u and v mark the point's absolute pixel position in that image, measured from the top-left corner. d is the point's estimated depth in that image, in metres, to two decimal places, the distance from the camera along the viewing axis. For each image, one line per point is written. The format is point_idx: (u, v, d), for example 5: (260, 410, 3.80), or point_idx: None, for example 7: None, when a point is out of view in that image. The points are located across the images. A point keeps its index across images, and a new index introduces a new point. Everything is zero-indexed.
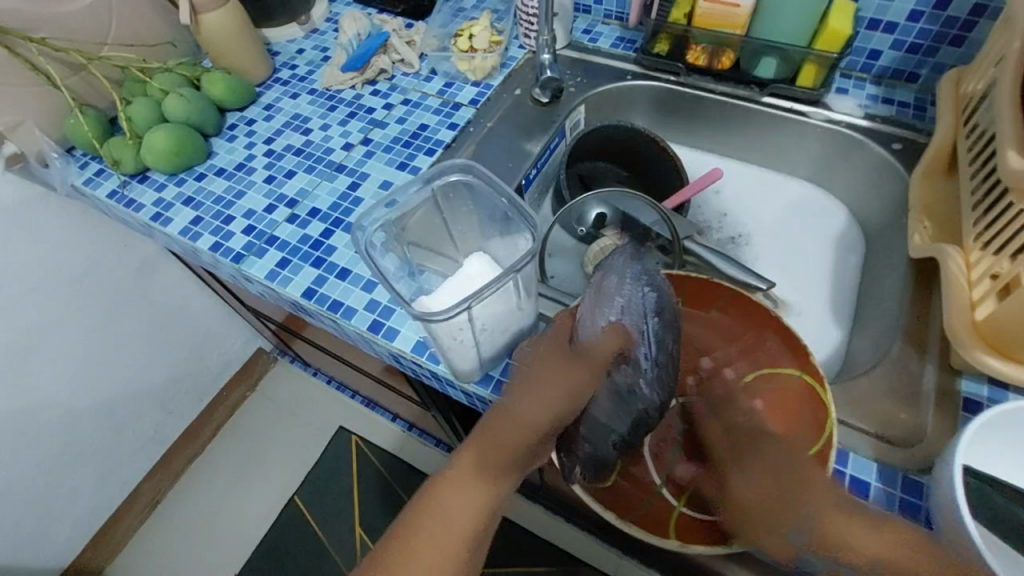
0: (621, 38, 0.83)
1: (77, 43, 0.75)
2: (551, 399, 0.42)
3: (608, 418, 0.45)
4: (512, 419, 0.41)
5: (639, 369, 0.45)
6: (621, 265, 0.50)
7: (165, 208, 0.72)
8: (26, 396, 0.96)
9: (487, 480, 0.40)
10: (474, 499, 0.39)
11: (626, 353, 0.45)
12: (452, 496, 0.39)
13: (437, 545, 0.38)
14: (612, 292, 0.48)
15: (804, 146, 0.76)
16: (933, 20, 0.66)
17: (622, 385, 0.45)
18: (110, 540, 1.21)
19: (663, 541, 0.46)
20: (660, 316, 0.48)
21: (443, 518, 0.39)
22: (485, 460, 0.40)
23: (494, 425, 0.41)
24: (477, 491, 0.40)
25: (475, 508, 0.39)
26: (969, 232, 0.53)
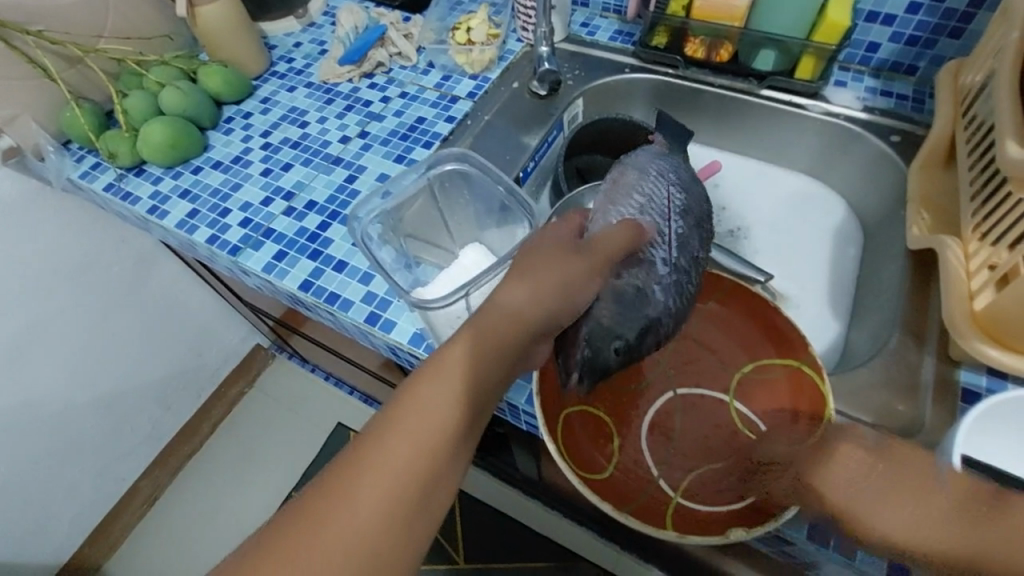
0: (619, 31, 0.83)
1: (73, 35, 0.75)
2: (546, 288, 0.41)
3: (614, 316, 0.45)
4: (507, 314, 0.40)
5: (654, 269, 0.48)
6: (647, 160, 0.54)
7: (161, 201, 0.72)
8: (25, 391, 0.96)
9: (477, 373, 0.37)
10: (461, 395, 0.37)
11: (642, 245, 0.48)
12: (433, 387, 0.36)
13: (410, 436, 0.35)
14: (633, 192, 0.52)
15: (803, 139, 0.75)
16: (931, 13, 0.66)
17: (632, 284, 0.47)
18: (109, 537, 1.21)
19: (662, 533, 0.44)
20: (684, 227, 0.51)
21: (424, 409, 0.36)
22: (477, 353, 0.38)
23: (488, 316, 0.39)
24: (464, 384, 0.37)
25: (460, 394, 0.36)
26: (968, 223, 0.53)
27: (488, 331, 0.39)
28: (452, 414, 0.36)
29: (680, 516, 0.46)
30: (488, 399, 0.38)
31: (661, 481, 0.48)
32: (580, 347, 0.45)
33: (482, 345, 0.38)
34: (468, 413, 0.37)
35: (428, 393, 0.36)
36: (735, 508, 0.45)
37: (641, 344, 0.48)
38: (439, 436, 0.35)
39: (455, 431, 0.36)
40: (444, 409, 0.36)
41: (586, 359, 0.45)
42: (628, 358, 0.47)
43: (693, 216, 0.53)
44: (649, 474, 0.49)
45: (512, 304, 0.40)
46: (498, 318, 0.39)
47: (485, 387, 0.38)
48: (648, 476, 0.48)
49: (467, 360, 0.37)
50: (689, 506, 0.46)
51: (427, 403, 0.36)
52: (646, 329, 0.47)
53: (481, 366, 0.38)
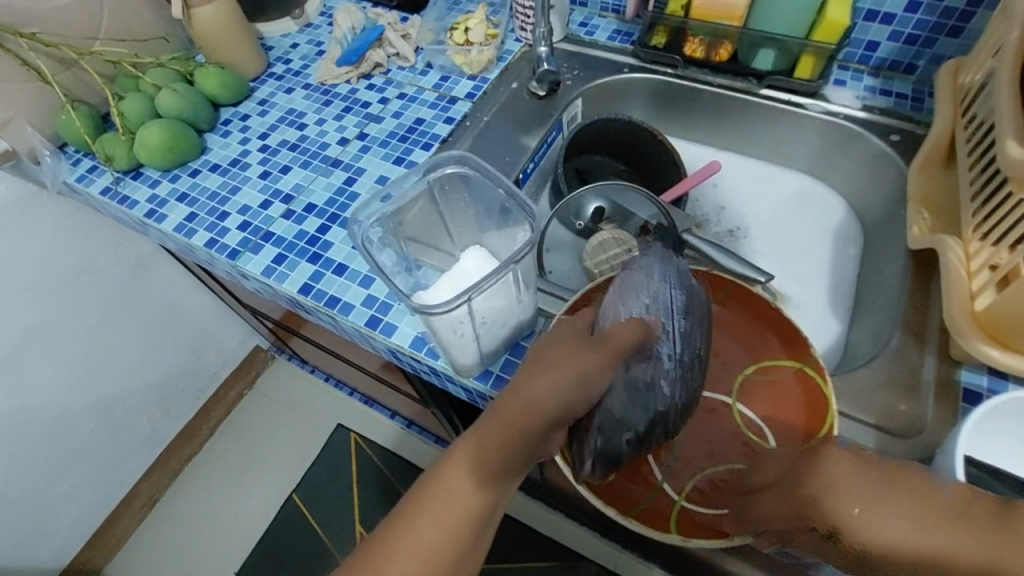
0: (618, 31, 0.82)
1: (68, 38, 0.74)
2: (562, 382, 0.40)
3: (622, 411, 0.42)
4: (526, 402, 0.39)
5: (660, 366, 0.44)
6: (651, 264, 0.50)
7: (159, 204, 0.71)
8: (24, 395, 0.96)
9: (499, 461, 0.38)
10: (480, 486, 0.38)
11: (647, 343, 0.44)
12: (457, 478, 0.38)
13: (431, 527, 0.37)
14: (639, 290, 0.47)
15: (803, 138, 0.75)
16: (930, 11, 0.66)
17: (640, 380, 0.43)
18: (109, 540, 1.21)
19: (664, 536, 0.45)
20: (692, 324, 0.47)
21: (445, 499, 0.37)
22: (495, 444, 0.39)
23: (509, 401, 0.40)
24: (483, 478, 0.38)
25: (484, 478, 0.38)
26: (968, 222, 0.53)
27: (507, 423, 0.39)
28: (470, 503, 0.38)
29: (685, 519, 0.46)
30: (506, 491, 0.39)
31: (665, 485, 0.48)
32: (592, 439, 0.43)
33: (502, 438, 0.39)
34: (484, 504, 0.38)
35: (448, 481, 0.38)
36: None
37: (653, 437, 0.45)
38: (457, 529, 0.37)
39: (471, 524, 0.37)
40: (463, 501, 0.38)
41: (596, 449, 0.43)
42: (640, 446, 0.44)
43: (697, 316, 0.48)
44: (654, 478, 0.48)
45: (533, 396, 0.40)
46: (515, 414, 0.39)
47: (502, 478, 0.39)
48: (653, 481, 0.48)
49: (485, 452, 0.39)
50: (692, 508, 0.47)
51: (448, 494, 0.38)
52: (654, 422, 0.43)
53: (498, 460, 0.38)
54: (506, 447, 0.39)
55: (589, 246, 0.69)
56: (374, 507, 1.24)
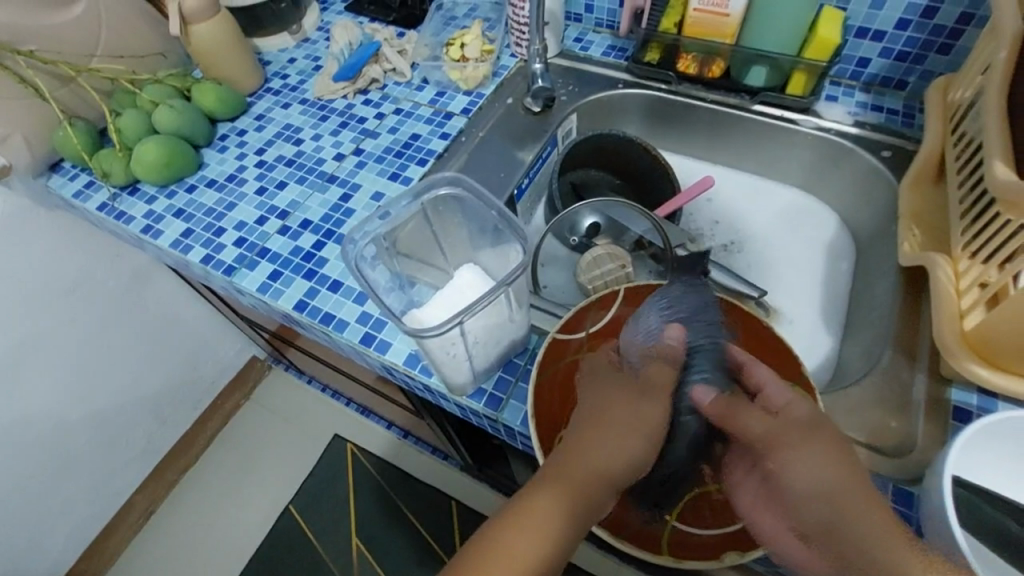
0: (612, 47, 0.83)
1: (66, 55, 0.75)
2: (606, 445, 0.43)
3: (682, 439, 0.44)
4: (588, 465, 0.42)
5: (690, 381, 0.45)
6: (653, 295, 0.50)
7: (155, 220, 0.71)
8: (19, 408, 0.95)
9: (561, 524, 0.40)
10: (556, 524, 0.40)
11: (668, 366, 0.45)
12: (518, 540, 0.40)
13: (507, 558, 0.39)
14: (644, 322, 0.48)
15: (795, 153, 0.76)
16: (920, 29, 0.67)
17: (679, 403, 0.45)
18: (102, 553, 1.20)
19: (656, 558, 0.44)
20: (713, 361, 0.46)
21: (506, 559, 0.40)
22: (562, 491, 0.41)
23: (576, 467, 0.42)
24: (545, 544, 0.40)
25: (541, 544, 0.40)
26: (957, 240, 0.54)
27: (576, 468, 0.42)
28: (543, 541, 0.40)
29: (677, 540, 0.45)
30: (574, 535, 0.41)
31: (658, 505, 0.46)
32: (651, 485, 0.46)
33: (569, 487, 0.41)
34: (553, 542, 0.40)
35: (508, 545, 0.40)
36: (731, 531, 0.45)
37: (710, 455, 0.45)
38: (530, 561, 0.40)
39: (541, 558, 0.40)
40: (536, 538, 0.40)
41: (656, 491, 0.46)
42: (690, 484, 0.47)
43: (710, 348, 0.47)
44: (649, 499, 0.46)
45: (580, 460, 0.42)
46: (574, 471, 0.42)
47: (568, 521, 0.40)
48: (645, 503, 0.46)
49: (557, 495, 0.41)
50: (687, 529, 0.45)
51: (522, 528, 0.40)
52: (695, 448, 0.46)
53: (563, 502, 0.41)
54: (574, 495, 0.41)
55: (582, 261, 0.69)
56: (371, 518, 1.24)
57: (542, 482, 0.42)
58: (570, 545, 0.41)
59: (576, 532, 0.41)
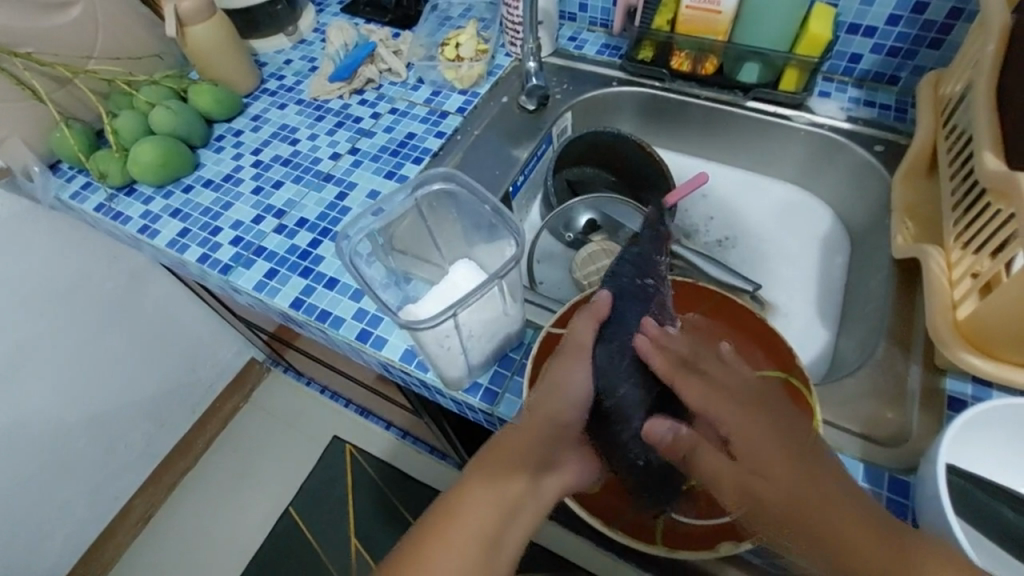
0: (607, 45, 0.84)
1: (63, 57, 0.75)
2: (545, 406, 0.47)
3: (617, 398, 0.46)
4: (522, 433, 0.46)
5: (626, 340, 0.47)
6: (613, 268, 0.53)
7: (152, 220, 0.72)
8: (17, 411, 0.95)
9: (502, 487, 0.44)
10: (500, 489, 0.44)
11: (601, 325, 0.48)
12: (467, 507, 0.43)
13: (457, 526, 0.43)
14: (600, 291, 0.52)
15: (789, 149, 0.76)
16: (911, 24, 0.67)
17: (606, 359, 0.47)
18: (101, 557, 1.20)
19: (650, 548, 0.45)
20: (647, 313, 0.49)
21: (458, 525, 0.43)
22: (509, 458, 0.45)
23: (513, 436, 0.46)
24: (491, 508, 0.43)
25: (488, 509, 0.43)
26: (949, 232, 0.54)
27: (516, 438, 0.46)
28: (498, 506, 0.44)
29: (672, 531, 0.46)
30: (527, 499, 0.44)
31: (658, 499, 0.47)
32: (620, 440, 0.45)
33: (516, 452, 0.46)
34: (508, 507, 0.44)
35: (459, 512, 0.43)
36: (723, 521, 0.45)
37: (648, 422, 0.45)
38: (488, 527, 0.43)
39: (499, 524, 0.43)
40: (490, 505, 0.44)
41: (635, 448, 0.45)
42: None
43: (642, 294, 0.49)
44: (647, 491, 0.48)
45: (528, 426, 0.46)
46: (518, 438, 0.46)
47: (519, 484, 0.45)
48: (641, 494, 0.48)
49: (502, 463, 0.45)
50: (684, 520, 0.46)
51: (475, 500, 0.44)
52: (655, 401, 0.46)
53: (511, 470, 0.45)
54: (521, 460, 0.45)
55: (578, 257, 0.70)
56: (371, 520, 1.24)
57: (486, 454, 0.46)
58: (526, 509, 0.44)
59: (531, 495, 0.45)
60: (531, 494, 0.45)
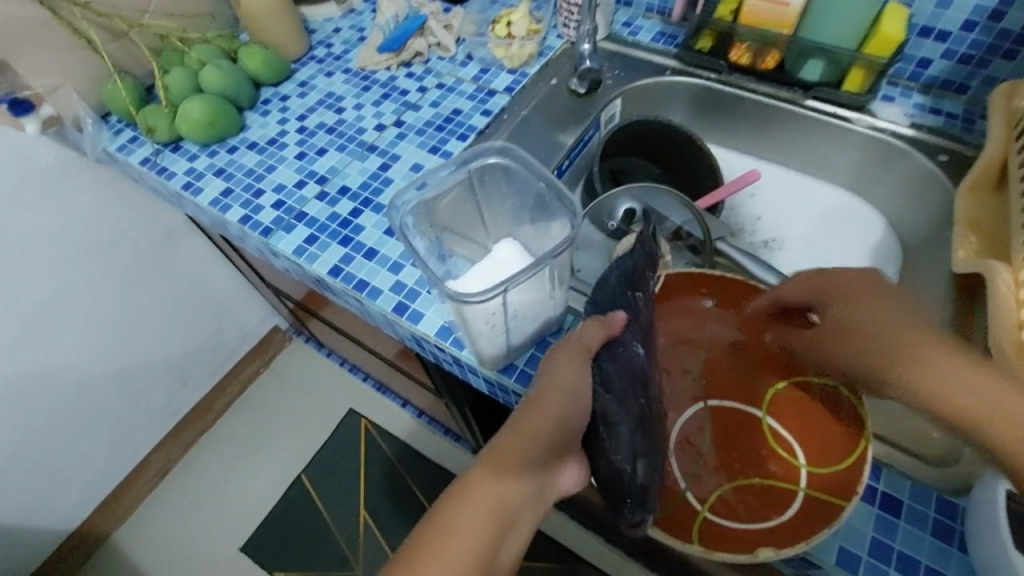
0: (662, 33, 0.81)
1: (120, 9, 0.75)
2: (551, 410, 0.42)
3: (615, 408, 0.44)
4: (524, 433, 0.41)
5: (631, 351, 0.46)
6: (625, 270, 0.52)
7: (196, 177, 0.72)
8: (48, 357, 0.97)
9: (505, 493, 0.39)
10: (500, 495, 0.38)
11: (613, 337, 0.47)
12: (467, 518, 0.37)
13: (456, 540, 0.36)
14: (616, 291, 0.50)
15: (845, 153, 0.74)
16: (987, 31, 0.64)
17: (618, 363, 0.46)
18: (118, 506, 1.23)
19: (686, 547, 0.43)
20: (631, 322, 0.48)
21: (456, 538, 0.36)
22: (512, 461, 0.40)
23: (514, 436, 0.41)
24: (492, 519, 0.37)
25: (491, 519, 0.37)
26: (1020, 250, 0.51)
27: (519, 438, 0.41)
28: (497, 515, 0.38)
29: (708, 530, 0.44)
30: (525, 506, 0.39)
31: (688, 493, 0.46)
32: (607, 445, 0.44)
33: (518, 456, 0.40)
34: (510, 515, 0.38)
35: (456, 525, 0.37)
36: (769, 526, 0.44)
37: (648, 434, 0.44)
38: (483, 541, 0.37)
39: (497, 537, 0.37)
40: (486, 517, 0.37)
41: (619, 454, 0.43)
42: (657, 461, 0.44)
43: (635, 311, 0.48)
44: (676, 486, 0.47)
45: (532, 424, 0.42)
46: (521, 436, 0.41)
47: (522, 488, 0.39)
48: (675, 489, 0.47)
49: (504, 467, 0.40)
50: (717, 519, 0.45)
51: (470, 510, 0.37)
52: (646, 411, 0.45)
53: (513, 472, 0.39)
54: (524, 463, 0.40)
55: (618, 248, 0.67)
56: (381, 495, 1.25)
57: (483, 453, 0.40)
58: (524, 518, 0.39)
59: (532, 503, 0.40)
60: (533, 502, 0.40)
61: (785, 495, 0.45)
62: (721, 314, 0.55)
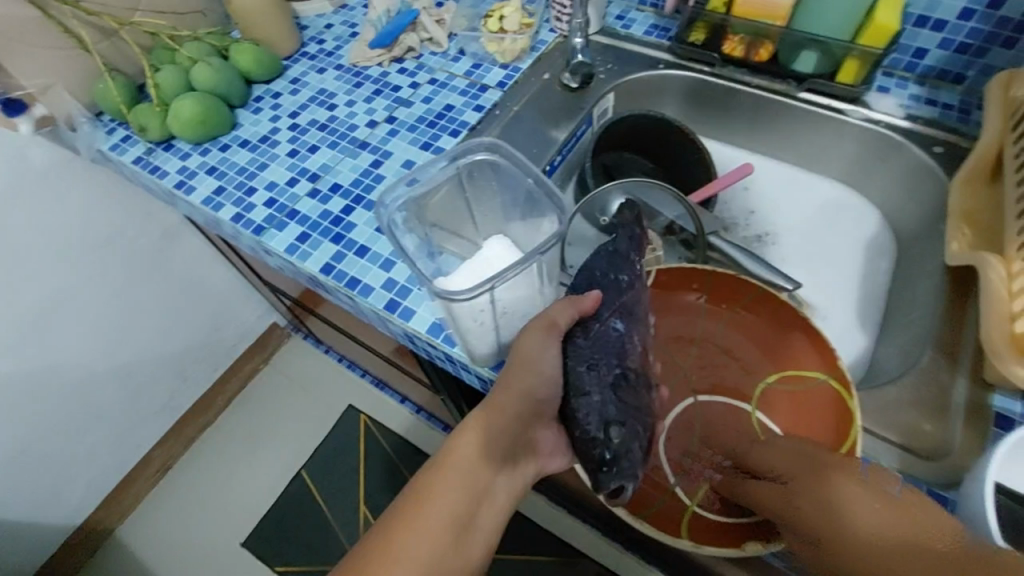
0: (656, 26, 0.81)
1: (111, 7, 0.75)
2: (516, 386, 0.46)
3: (588, 378, 0.46)
4: (495, 412, 0.47)
5: (606, 324, 0.47)
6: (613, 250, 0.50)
7: (188, 176, 0.72)
8: (48, 355, 0.98)
9: (479, 463, 0.45)
10: (475, 466, 0.45)
11: (586, 313, 0.47)
12: (447, 484, 0.44)
13: (439, 503, 0.43)
14: (600, 273, 0.49)
15: (840, 145, 0.73)
16: (984, 20, 0.63)
17: (594, 335, 0.46)
18: (121, 502, 1.24)
19: (675, 541, 0.45)
20: (607, 299, 0.47)
21: (439, 501, 0.43)
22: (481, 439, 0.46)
23: (488, 415, 0.47)
24: (468, 485, 0.44)
25: (466, 485, 0.44)
26: (1013, 240, 0.51)
27: (489, 416, 0.47)
28: (469, 484, 0.44)
29: (696, 525, 0.46)
30: (498, 474, 0.46)
31: (677, 488, 0.48)
32: (579, 415, 0.45)
33: (488, 433, 0.46)
34: (483, 483, 0.45)
35: (438, 490, 0.43)
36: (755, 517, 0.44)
37: (625, 404, 0.44)
38: (457, 506, 0.43)
39: (470, 503, 0.44)
40: (462, 484, 0.44)
41: (592, 422, 0.44)
42: (636, 429, 0.44)
43: (614, 289, 0.48)
44: (666, 480, 0.48)
45: (500, 401, 0.46)
46: (495, 414, 0.46)
47: (495, 458, 0.46)
48: (665, 483, 0.48)
49: (474, 445, 0.46)
50: (704, 514, 0.46)
51: (449, 478, 0.44)
52: (619, 379, 0.45)
53: (486, 445, 0.46)
54: (493, 439, 0.46)
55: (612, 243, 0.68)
56: (380, 490, 1.25)
57: (458, 429, 0.46)
58: (496, 483, 0.46)
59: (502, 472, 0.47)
60: (503, 472, 0.47)
61: None
62: (713, 309, 0.55)
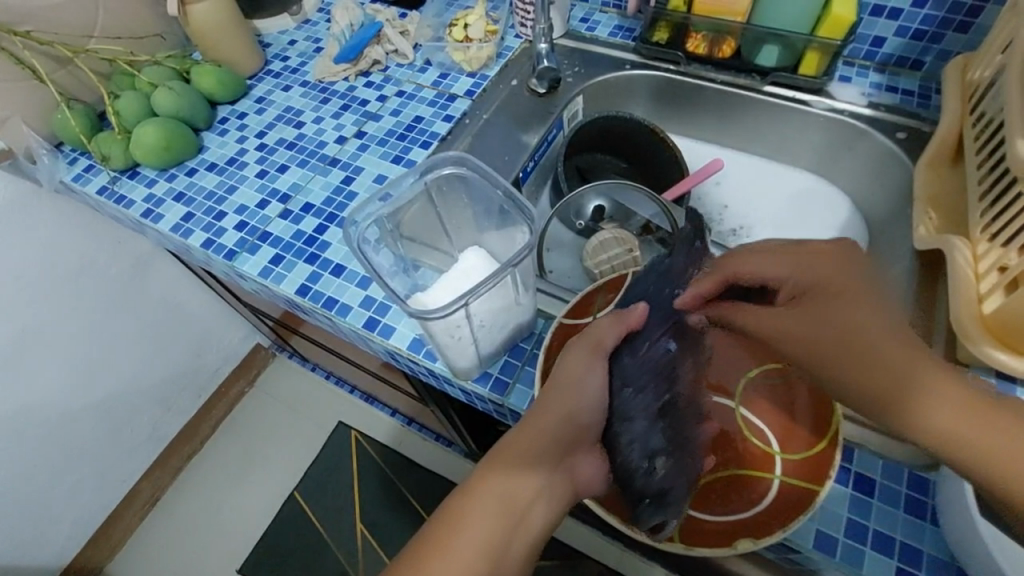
0: (620, 27, 0.81)
1: (63, 36, 0.73)
2: (555, 410, 0.45)
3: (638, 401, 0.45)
4: (527, 439, 0.45)
5: (659, 346, 0.46)
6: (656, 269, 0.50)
7: (155, 204, 0.70)
8: (24, 395, 0.95)
9: (509, 493, 0.43)
10: (507, 495, 0.43)
11: (643, 332, 0.47)
12: (476, 514, 0.42)
13: (467, 535, 0.41)
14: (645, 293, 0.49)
15: (807, 136, 0.74)
16: (938, 6, 0.65)
17: (646, 358, 0.46)
18: (109, 539, 1.21)
19: (666, 544, 0.44)
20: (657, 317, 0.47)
21: (468, 532, 0.41)
22: (515, 463, 0.44)
23: (517, 442, 0.45)
24: (500, 516, 0.42)
25: (498, 515, 0.42)
26: (975, 222, 0.52)
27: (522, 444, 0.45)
28: (503, 510, 0.43)
29: (690, 528, 0.44)
30: (535, 504, 0.44)
31: None
32: (623, 442, 0.45)
33: (523, 453, 0.45)
34: (517, 512, 0.43)
35: (469, 520, 0.42)
36: (752, 513, 0.44)
37: (671, 432, 0.44)
38: (489, 535, 0.41)
39: (505, 530, 0.42)
40: (494, 513, 0.42)
41: (637, 450, 0.44)
42: (681, 460, 0.44)
43: (665, 309, 0.47)
44: None
45: (536, 427, 0.45)
46: (528, 438, 0.45)
47: (530, 486, 0.44)
48: None
49: (510, 470, 0.44)
50: (702, 517, 0.45)
51: (480, 509, 0.42)
52: (666, 407, 0.45)
53: (520, 473, 0.44)
54: (530, 461, 0.44)
55: (589, 244, 0.68)
56: (377, 506, 1.24)
57: (490, 459, 0.45)
58: (533, 514, 0.43)
59: (538, 499, 0.44)
60: (541, 500, 0.44)
61: (760, 487, 0.46)
62: None
